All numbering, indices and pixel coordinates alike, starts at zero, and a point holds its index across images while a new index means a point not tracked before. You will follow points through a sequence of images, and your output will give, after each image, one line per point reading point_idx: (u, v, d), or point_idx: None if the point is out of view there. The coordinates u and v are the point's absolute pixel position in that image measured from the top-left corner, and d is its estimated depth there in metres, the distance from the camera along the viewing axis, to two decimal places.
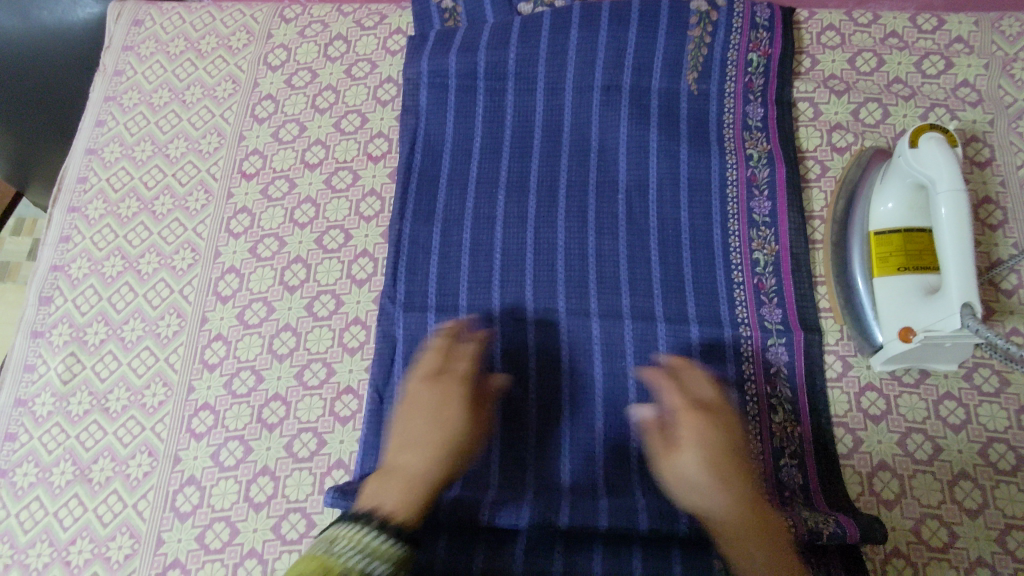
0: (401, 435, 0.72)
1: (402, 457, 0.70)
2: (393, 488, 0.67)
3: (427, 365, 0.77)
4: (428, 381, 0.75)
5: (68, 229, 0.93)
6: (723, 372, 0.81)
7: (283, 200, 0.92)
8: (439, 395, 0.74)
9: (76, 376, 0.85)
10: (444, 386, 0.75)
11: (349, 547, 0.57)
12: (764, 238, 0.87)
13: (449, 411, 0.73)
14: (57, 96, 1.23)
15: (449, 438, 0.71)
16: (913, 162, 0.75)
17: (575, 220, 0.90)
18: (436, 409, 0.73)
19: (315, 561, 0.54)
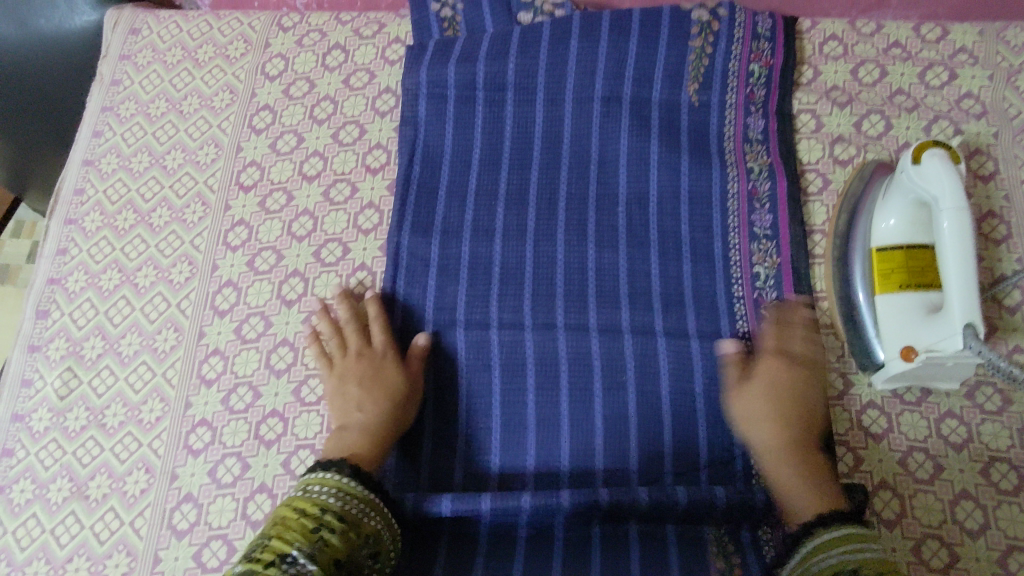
0: (340, 402, 0.80)
1: (351, 418, 0.78)
2: (343, 442, 0.76)
3: (358, 337, 0.84)
4: (337, 356, 0.83)
5: (65, 242, 0.92)
6: (723, 388, 0.81)
7: (281, 213, 0.92)
8: (360, 363, 0.81)
9: (73, 392, 0.85)
10: (370, 358, 0.82)
11: (321, 492, 0.67)
12: (766, 251, 0.87)
13: (376, 380, 0.80)
14: (54, 102, 1.22)
15: (376, 395, 0.78)
16: (917, 178, 0.74)
17: (575, 233, 0.89)
18: (371, 371, 0.80)
19: (293, 506, 0.66)
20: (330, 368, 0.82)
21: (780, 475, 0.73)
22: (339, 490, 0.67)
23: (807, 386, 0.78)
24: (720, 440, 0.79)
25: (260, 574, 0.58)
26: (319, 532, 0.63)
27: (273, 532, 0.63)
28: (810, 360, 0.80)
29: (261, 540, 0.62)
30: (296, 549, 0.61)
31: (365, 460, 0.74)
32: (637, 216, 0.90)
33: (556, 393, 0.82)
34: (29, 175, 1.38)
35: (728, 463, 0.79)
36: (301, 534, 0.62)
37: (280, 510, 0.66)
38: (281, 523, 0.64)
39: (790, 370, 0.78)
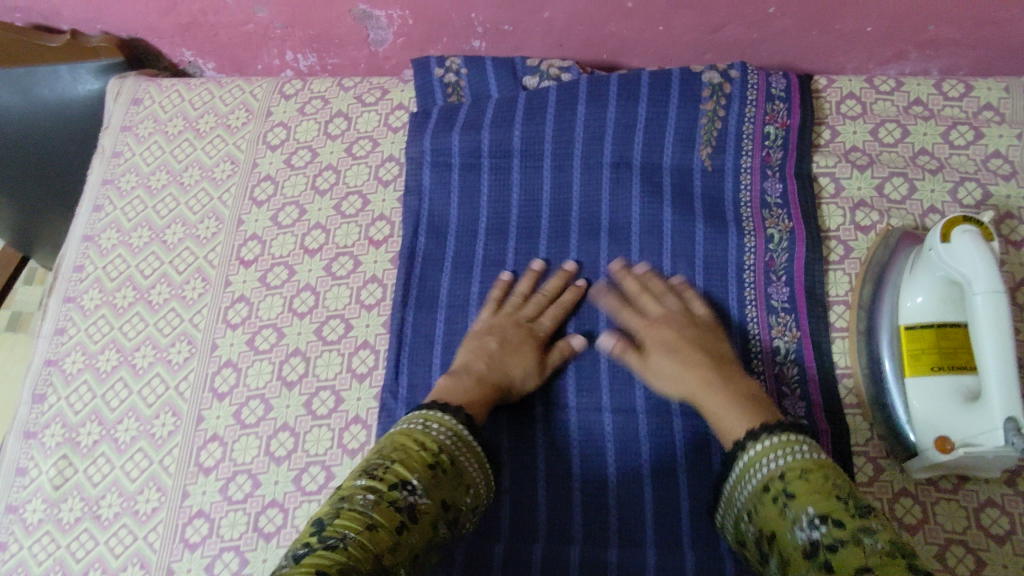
0: (475, 350, 0.80)
1: (477, 364, 0.79)
2: (455, 388, 0.76)
3: (527, 309, 0.84)
4: (508, 309, 0.84)
5: (62, 321, 0.90)
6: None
7: (282, 289, 0.89)
8: (511, 326, 0.82)
9: (68, 481, 0.82)
10: (524, 329, 0.82)
11: (438, 432, 0.68)
12: (784, 324, 0.82)
13: (520, 350, 0.80)
14: (59, 169, 1.22)
15: (507, 363, 0.79)
16: (946, 257, 0.70)
17: (585, 304, 0.85)
18: (515, 342, 0.80)
19: (412, 437, 0.67)
20: (488, 319, 0.83)
21: (709, 403, 0.72)
22: (455, 434, 0.69)
23: (685, 331, 0.78)
24: None
25: (384, 496, 0.60)
26: (436, 470, 0.64)
27: (394, 458, 0.64)
28: (673, 314, 0.81)
29: (383, 461, 0.64)
30: (416, 480, 0.62)
31: (478, 413, 0.74)
32: (655, 284, 0.84)
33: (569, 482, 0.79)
34: (36, 233, 1.38)
35: None
36: (420, 466, 0.64)
37: (400, 439, 0.67)
38: (401, 449, 0.65)
39: (690, 326, 0.79)
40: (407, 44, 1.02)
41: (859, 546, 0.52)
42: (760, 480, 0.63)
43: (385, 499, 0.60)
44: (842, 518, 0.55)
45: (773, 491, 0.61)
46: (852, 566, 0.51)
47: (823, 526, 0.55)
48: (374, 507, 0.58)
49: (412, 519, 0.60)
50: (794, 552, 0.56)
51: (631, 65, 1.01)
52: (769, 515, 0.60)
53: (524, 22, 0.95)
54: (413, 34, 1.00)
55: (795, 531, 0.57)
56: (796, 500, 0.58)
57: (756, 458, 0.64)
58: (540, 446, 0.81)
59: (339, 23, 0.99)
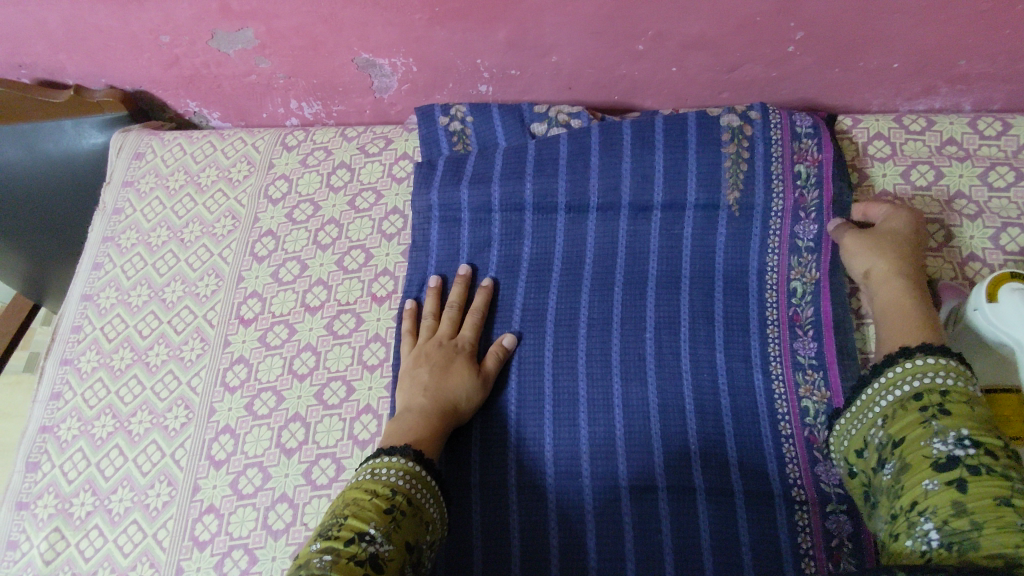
0: (409, 380, 0.77)
1: (416, 400, 0.75)
2: (409, 427, 0.72)
3: (430, 329, 0.82)
4: (423, 337, 0.81)
5: (59, 385, 0.88)
6: (776, 551, 0.70)
7: (282, 348, 0.86)
8: (437, 348, 0.79)
9: (59, 555, 0.79)
10: (448, 347, 0.80)
11: (389, 475, 0.63)
12: (813, 382, 0.77)
13: (453, 368, 0.78)
14: (64, 219, 1.22)
15: (447, 384, 0.76)
16: (994, 319, 0.64)
17: (599, 365, 0.80)
18: (443, 363, 0.78)
19: (362, 489, 0.62)
20: (410, 353, 0.80)
21: (899, 312, 0.73)
22: (407, 472, 0.64)
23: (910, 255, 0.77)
24: None
25: (343, 555, 0.54)
26: (393, 514, 0.59)
27: (347, 513, 0.59)
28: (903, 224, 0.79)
29: (336, 519, 0.58)
30: (374, 529, 0.57)
31: (428, 449, 0.70)
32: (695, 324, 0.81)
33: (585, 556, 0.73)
34: (45, 284, 1.38)
35: None
36: (377, 514, 0.58)
37: (348, 494, 0.62)
38: (353, 502, 0.60)
39: (902, 225, 0.79)
40: (412, 90, 1.00)
41: (1005, 485, 0.53)
42: (913, 389, 0.63)
43: (344, 557, 0.54)
44: (994, 450, 0.56)
45: (926, 401, 0.61)
46: (989, 500, 0.52)
47: (972, 447, 0.56)
48: (333, 567, 0.52)
49: (376, 570, 0.54)
50: (926, 461, 0.57)
51: (643, 106, 0.97)
52: (912, 423, 0.61)
53: (532, 67, 0.92)
54: (418, 80, 0.97)
55: (935, 441, 0.58)
56: (948, 419, 0.59)
57: (919, 369, 0.64)
58: (551, 519, 0.75)
59: (342, 72, 0.97)
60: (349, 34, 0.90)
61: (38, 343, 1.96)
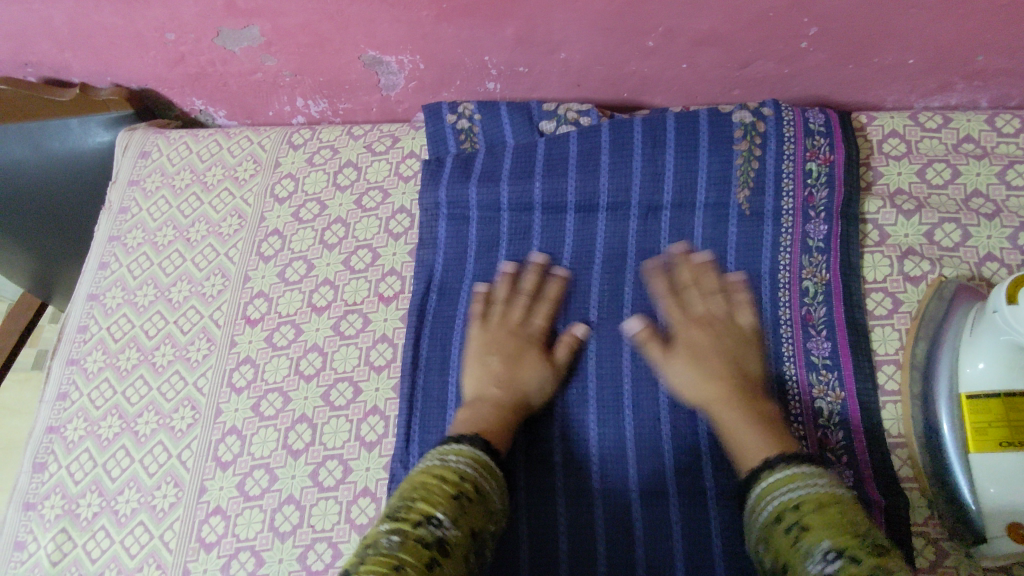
0: (478, 370, 0.78)
1: (488, 391, 0.76)
2: (471, 416, 0.73)
3: (501, 312, 0.81)
4: (496, 321, 0.81)
5: (65, 385, 0.88)
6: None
7: (288, 349, 0.85)
8: (514, 337, 0.79)
9: (66, 556, 0.79)
10: (525, 335, 0.80)
11: (457, 462, 0.64)
12: (827, 383, 0.75)
13: (525, 358, 0.78)
14: (71, 216, 1.22)
15: (520, 375, 0.77)
16: (1014, 321, 0.62)
17: (609, 366, 0.79)
18: (520, 350, 0.78)
19: (432, 473, 0.63)
20: (478, 340, 0.80)
21: (744, 434, 0.69)
22: (477, 460, 0.66)
23: (739, 351, 0.75)
24: None
25: (410, 535, 0.55)
26: (461, 500, 0.60)
27: (416, 496, 0.60)
28: (712, 321, 0.77)
29: (405, 501, 0.59)
30: (442, 514, 0.58)
31: (502, 437, 0.71)
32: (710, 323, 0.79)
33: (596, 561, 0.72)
34: (54, 281, 1.38)
35: None
36: (447, 500, 0.59)
37: (417, 476, 0.63)
38: (422, 485, 0.61)
39: (749, 322, 0.77)
40: (419, 88, 0.99)
41: None
42: (774, 509, 0.59)
43: (411, 537, 0.55)
44: (858, 554, 0.51)
45: (787, 519, 0.57)
46: None
47: (842, 561, 0.51)
48: (401, 549, 0.54)
49: (443, 553, 0.55)
50: None
51: (653, 103, 0.96)
52: (784, 546, 0.55)
53: (540, 64, 0.90)
54: (425, 78, 0.96)
55: (808, 564, 0.52)
56: (809, 533, 0.54)
57: (777, 483, 0.61)
58: (561, 523, 0.74)
59: (349, 70, 0.96)
60: (355, 32, 0.89)
61: (46, 342, 1.97)
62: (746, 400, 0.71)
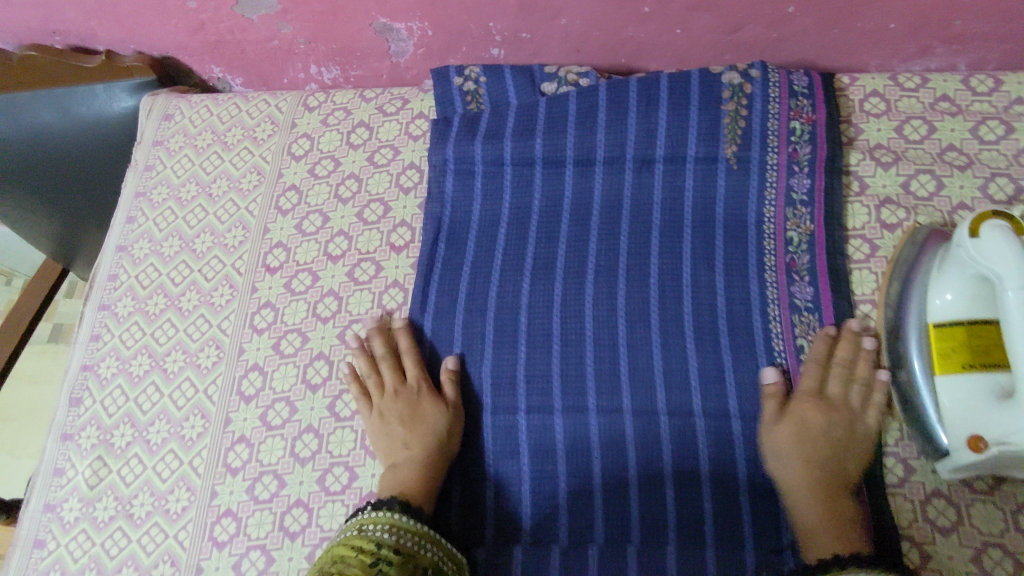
0: (383, 434, 0.80)
1: (399, 454, 0.79)
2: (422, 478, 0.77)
3: (414, 374, 0.84)
4: (388, 382, 0.84)
5: (98, 327, 0.94)
6: (772, 504, 0.76)
7: (306, 294, 0.91)
8: (399, 399, 0.82)
9: (102, 480, 0.85)
10: (405, 396, 0.82)
11: (375, 530, 0.69)
12: (808, 323, 0.81)
13: (421, 412, 0.81)
14: (96, 179, 1.28)
15: (421, 427, 0.80)
16: (977, 254, 0.68)
17: (605, 309, 0.84)
18: (409, 409, 0.81)
19: (349, 544, 0.67)
20: (442, 399, 0.82)
21: (802, 509, 0.71)
22: (434, 542, 0.72)
23: (831, 440, 0.74)
24: (766, 527, 0.75)
25: None
26: (378, 565, 0.64)
27: (333, 568, 0.63)
28: (843, 408, 0.76)
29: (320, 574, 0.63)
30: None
31: (422, 497, 0.76)
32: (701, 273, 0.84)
33: (590, 500, 0.78)
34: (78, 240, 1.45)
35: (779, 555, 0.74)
36: (362, 567, 0.63)
37: (334, 550, 0.66)
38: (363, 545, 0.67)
39: (823, 418, 0.75)
40: (427, 54, 1.04)
41: None
42: None
43: None
44: None
45: None
46: None
47: None
48: None
49: None
50: None
51: (649, 68, 1.02)
52: None
53: (542, 30, 0.96)
54: (432, 44, 1.02)
55: None
56: None
57: None
58: (560, 451, 0.80)
59: (361, 37, 1.02)
60: None
61: (64, 314, 2.05)
62: (843, 492, 0.72)
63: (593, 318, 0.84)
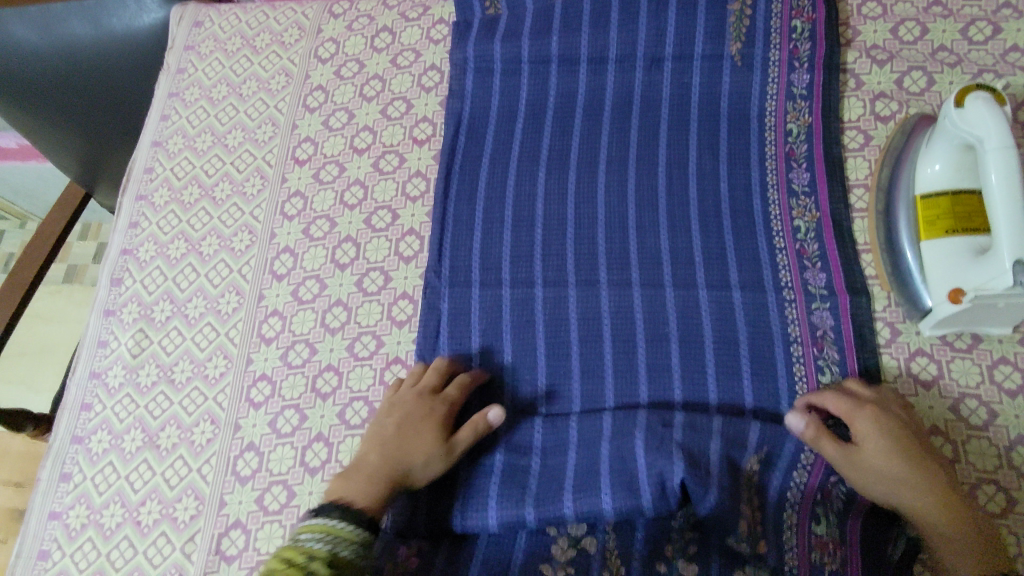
0: (374, 435, 0.75)
1: (367, 458, 0.73)
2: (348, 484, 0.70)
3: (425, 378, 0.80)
4: (409, 386, 0.80)
5: (136, 216, 1.01)
6: (772, 372, 0.79)
7: (333, 183, 0.97)
8: (409, 405, 0.77)
9: (145, 350, 0.92)
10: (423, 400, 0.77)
11: (308, 540, 0.63)
12: (805, 206, 0.86)
13: (412, 427, 0.75)
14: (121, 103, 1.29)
15: (406, 446, 0.73)
16: (960, 122, 0.73)
17: (616, 193, 0.89)
18: (410, 415, 0.76)
19: (284, 557, 0.62)
20: (389, 401, 0.79)
21: (955, 555, 0.64)
22: (365, 543, 0.66)
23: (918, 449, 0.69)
24: (767, 389, 0.78)
25: None
26: None
27: None
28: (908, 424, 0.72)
29: None
30: None
31: (359, 499, 0.68)
32: (706, 160, 0.90)
33: (601, 375, 0.81)
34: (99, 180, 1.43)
35: (775, 409, 0.78)
36: None
37: (282, 558, 0.61)
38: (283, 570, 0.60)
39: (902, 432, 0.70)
40: None
41: None
42: None
43: None
44: None
45: None
46: None
47: None
48: None
49: None
50: None
51: None
52: None
53: None
54: None
55: None
56: None
57: None
58: (573, 318, 0.84)
59: None
60: None
61: (77, 256, 1.83)
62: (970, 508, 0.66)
63: (602, 200, 0.89)
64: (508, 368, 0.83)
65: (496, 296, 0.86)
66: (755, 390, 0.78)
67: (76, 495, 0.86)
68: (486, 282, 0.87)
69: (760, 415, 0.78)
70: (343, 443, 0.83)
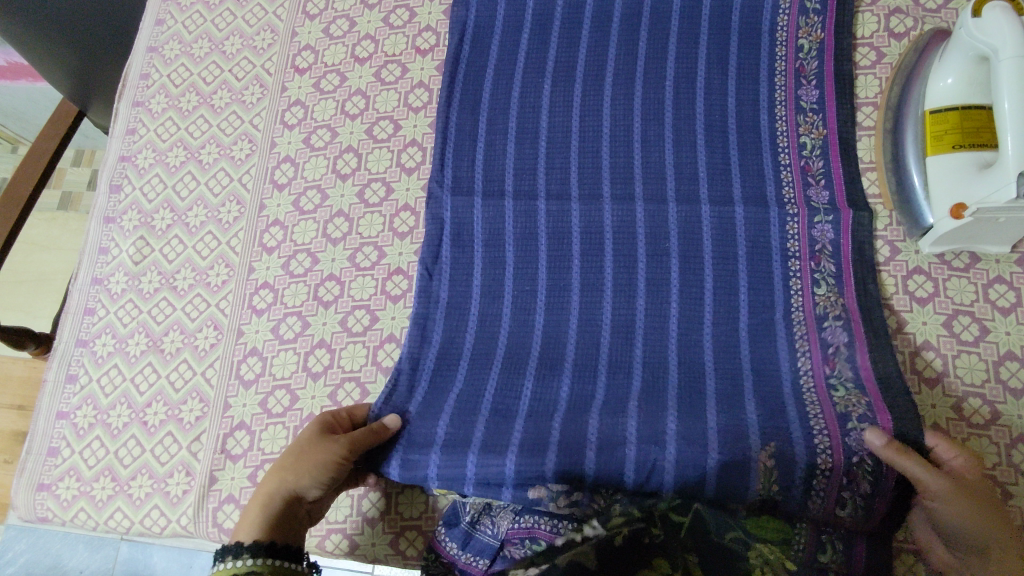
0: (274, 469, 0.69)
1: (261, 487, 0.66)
2: (247, 520, 0.62)
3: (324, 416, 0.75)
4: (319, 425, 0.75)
5: (134, 122, 1.00)
6: (769, 285, 0.79)
7: (334, 93, 0.95)
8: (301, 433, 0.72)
9: (146, 257, 0.92)
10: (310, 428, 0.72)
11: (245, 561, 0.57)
12: (812, 123, 0.85)
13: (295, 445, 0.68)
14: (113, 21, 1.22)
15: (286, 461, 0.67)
16: (976, 32, 0.72)
17: (622, 107, 0.88)
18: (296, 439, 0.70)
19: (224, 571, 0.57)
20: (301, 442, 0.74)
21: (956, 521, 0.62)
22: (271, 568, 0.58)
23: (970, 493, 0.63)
24: (763, 298, 0.79)
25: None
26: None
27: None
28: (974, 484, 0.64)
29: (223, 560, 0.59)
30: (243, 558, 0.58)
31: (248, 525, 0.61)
32: (715, 75, 0.88)
33: (601, 288, 0.81)
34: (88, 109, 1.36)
35: (771, 319, 0.78)
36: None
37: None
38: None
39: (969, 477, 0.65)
40: None
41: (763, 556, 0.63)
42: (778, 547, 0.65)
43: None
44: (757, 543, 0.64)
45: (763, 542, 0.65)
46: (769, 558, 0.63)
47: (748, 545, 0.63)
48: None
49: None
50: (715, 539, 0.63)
51: None
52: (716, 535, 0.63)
53: None
54: None
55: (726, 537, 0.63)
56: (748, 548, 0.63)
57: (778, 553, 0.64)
58: (575, 230, 0.84)
59: None
60: None
61: (72, 182, 1.78)
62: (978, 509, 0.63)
63: (608, 113, 0.88)
64: (510, 278, 0.83)
65: (499, 207, 0.86)
66: (751, 302, 0.79)
67: (82, 396, 0.87)
68: (487, 193, 0.86)
69: (755, 328, 0.78)
70: (345, 349, 0.84)
